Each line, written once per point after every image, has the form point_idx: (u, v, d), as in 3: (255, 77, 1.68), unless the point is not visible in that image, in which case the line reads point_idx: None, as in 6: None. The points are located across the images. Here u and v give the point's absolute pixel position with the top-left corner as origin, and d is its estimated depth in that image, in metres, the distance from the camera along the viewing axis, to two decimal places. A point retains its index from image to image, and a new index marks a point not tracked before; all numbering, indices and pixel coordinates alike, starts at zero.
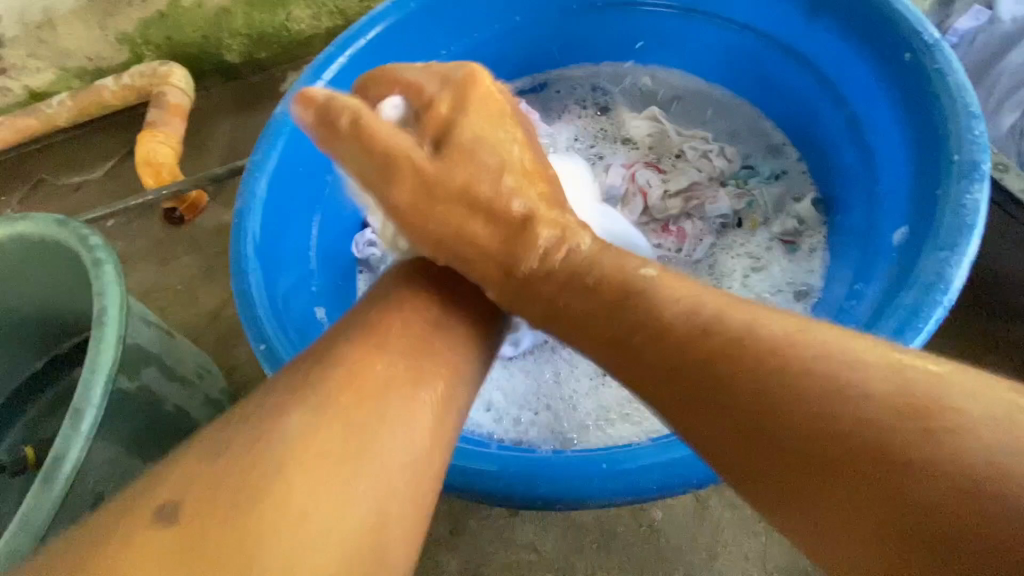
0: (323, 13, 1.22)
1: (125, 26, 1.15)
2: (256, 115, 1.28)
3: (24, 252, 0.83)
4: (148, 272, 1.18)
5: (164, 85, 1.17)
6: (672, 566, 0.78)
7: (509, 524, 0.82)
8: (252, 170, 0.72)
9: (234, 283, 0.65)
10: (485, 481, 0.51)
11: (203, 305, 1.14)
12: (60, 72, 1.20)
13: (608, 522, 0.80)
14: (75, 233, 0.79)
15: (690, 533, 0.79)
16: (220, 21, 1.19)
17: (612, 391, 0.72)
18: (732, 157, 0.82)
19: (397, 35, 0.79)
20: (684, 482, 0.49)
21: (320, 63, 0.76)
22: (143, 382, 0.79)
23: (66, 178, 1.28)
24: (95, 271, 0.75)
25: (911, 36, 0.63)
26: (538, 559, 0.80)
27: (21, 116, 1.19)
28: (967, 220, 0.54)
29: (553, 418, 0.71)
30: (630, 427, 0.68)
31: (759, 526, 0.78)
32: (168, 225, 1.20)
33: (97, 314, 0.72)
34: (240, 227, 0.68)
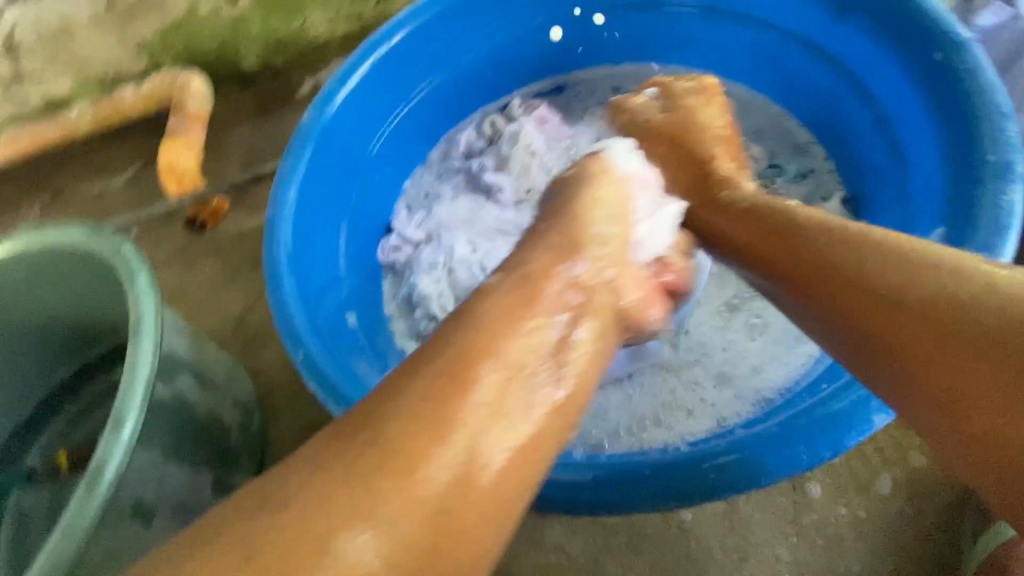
0: (339, 18, 1.23)
1: (146, 35, 1.18)
2: (274, 121, 1.29)
3: (58, 262, 0.84)
4: (172, 278, 1.20)
5: (184, 93, 1.19)
6: (702, 567, 0.78)
7: (538, 526, 0.83)
8: (281, 178, 0.72)
9: (268, 291, 0.66)
10: (524, 488, 0.51)
11: (226, 310, 1.15)
12: (82, 82, 1.22)
13: (637, 523, 0.81)
14: (107, 243, 0.80)
15: (720, 534, 0.79)
16: (238, 28, 1.20)
17: (644, 395, 0.72)
18: (757, 156, 0.82)
19: (420, 41, 0.80)
20: (727, 489, 0.49)
21: (345, 71, 0.76)
22: (177, 388, 0.80)
23: (89, 187, 1.30)
24: (129, 281, 0.76)
25: (942, 35, 0.63)
26: (568, 561, 0.81)
27: (46, 127, 1.21)
28: (1004, 221, 0.54)
29: (582, 423, 0.71)
30: (664, 432, 0.68)
31: (790, 527, 0.78)
32: (191, 232, 1.22)
33: (133, 324, 0.73)
34: (272, 234, 0.69)
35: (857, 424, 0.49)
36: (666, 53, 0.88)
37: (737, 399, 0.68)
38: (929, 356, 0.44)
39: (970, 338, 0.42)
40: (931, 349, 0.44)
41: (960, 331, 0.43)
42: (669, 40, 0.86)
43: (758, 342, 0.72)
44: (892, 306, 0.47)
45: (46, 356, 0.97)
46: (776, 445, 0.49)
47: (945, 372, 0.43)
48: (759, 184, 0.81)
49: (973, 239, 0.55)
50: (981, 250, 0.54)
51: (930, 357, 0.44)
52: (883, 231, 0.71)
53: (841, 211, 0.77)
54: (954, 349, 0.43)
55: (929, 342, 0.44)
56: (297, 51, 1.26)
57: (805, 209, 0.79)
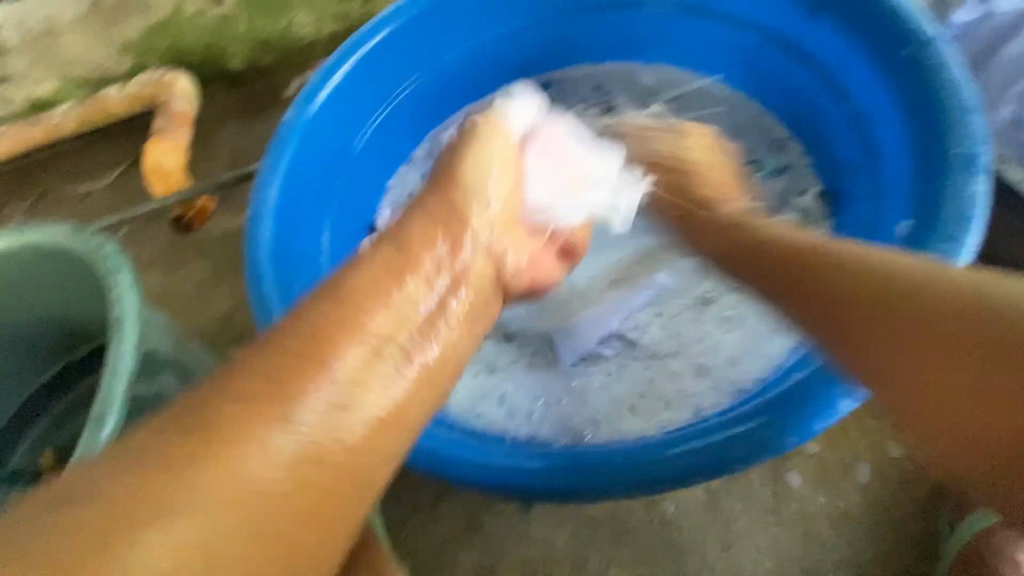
0: (325, 18, 1.23)
1: (130, 35, 1.18)
2: (260, 121, 1.29)
3: (40, 262, 0.84)
4: (158, 279, 1.19)
5: (169, 93, 1.19)
6: (685, 557, 0.79)
7: (524, 520, 0.83)
8: (264, 176, 0.73)
9: (250, 288, 0.67)
10: (503, 475, 0.53)
11: (213, 310, 1.15)
12: (65, 82, 1.21)
13: (621, 516, 0.81)
14: (89, 242, 0.80)
15: (703, 525, 0.80)
16: (223, 28, 1.20)
17: (623, 385, 0.73)
18: (737, 152, 0.83)
19: (401, 40, 0.80)
20: (699, 473, 0.50)
21: (327, 70, 0.77)
22: (159, 387, 0.80)
23: (74, 188, 1.29)
24: (111, 279, 0.76)
25: (909, 32, 0.65)
26: (553, 554, 0.81)
27: (29, 128, 1.20)
28: (966, 212, 0.56)
29: (563, 414, 0.72)
30: (643, 421, 0.69)
31: (770, 516, 0.79)
32: (177, 232, 1.21)
33: (115, 320, 0.73)
34: (253, 232, 0.70)
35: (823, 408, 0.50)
36: (647, 52, 0.89)
37: (714, 389, 0.69)
38: (964, 387, 0.46)
39: None
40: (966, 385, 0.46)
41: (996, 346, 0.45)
42: (648, 38, 0.87)
43: (735, 333, 0.73)
44: (916, 332, 0.49)
45: (29, 357, 0.96)
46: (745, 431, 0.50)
47: (974, 381, 0.45)
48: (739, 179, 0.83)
49: (938, 229, 0.58)
50: (943, 240, 0.56)
51: (962, 387, 0.46)
52: (857, 223, 0.73)
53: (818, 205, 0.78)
54: (1008, 375, 0.44)
55: (943, 371, 0.47)
56: (283, 51, 1.26)
57: (781, 203, 0.81)
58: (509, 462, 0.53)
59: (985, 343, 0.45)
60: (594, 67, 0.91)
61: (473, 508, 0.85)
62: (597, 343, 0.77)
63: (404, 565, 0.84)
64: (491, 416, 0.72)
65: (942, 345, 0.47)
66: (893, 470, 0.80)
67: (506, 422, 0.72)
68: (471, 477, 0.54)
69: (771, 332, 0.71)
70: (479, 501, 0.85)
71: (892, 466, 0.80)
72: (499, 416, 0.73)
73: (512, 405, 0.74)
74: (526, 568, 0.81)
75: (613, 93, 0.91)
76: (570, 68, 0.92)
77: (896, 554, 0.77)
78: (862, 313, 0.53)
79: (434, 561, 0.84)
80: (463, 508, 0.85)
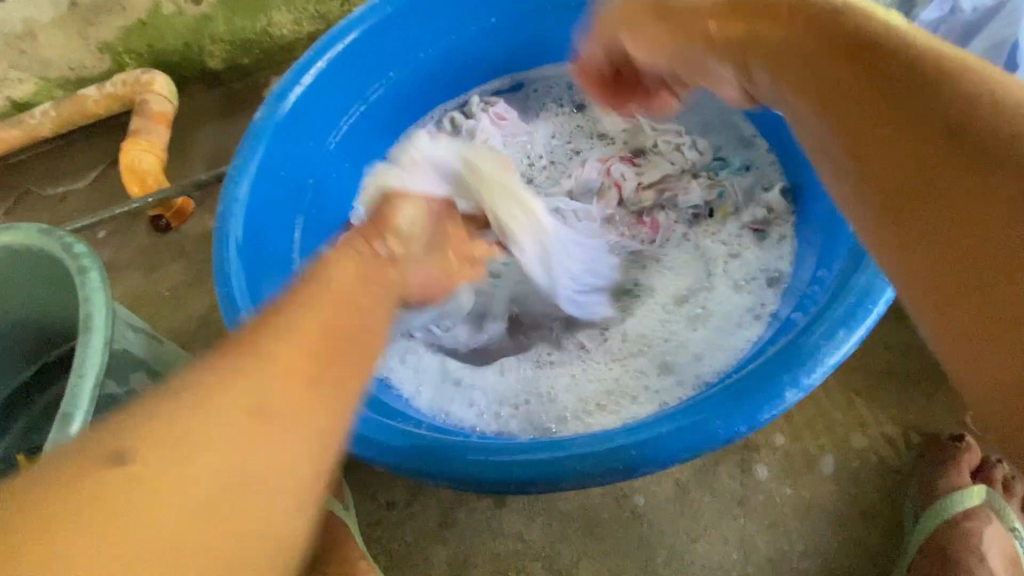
0: (304, 17, 1.23)
1: (107, 35, 1.17)
2: (240, 121, 1.29)
3: (11, 262, 0.84)
4: (136, 279, 1.19)
5: (147, 93, 1.18)
6: (655, 550, 0.80)
7: (496, 514, 0.84)
8: (234, 175, 0.73)
9: (217, 286, 0.67)
10: (463, 470, 0.54)
11: (191, 310, 1.15)
12: (42, 82, 1.20)
13: (592, 510, 0.82)
14: (60, 242, 0.80)
15: (672, 518, 0.81)
16: (201, 28, 1.20)
17: (589, 381, 0.74)
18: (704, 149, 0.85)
19: (374, 38, 0.81)
20: (652, 461, 0.51)
21: (299, 67, 0.77)
22: (131, 387, 0.80)
23: (51, 189, 1.28)
24: (81, 278, 0.76)
25: None
26: (525, 548, 0.82)
27: (5, 129, 1.19)
28: None
29: (531, 409, 0.73)
30: (609, 415, 0.70)
31: (739, 508, 0.80)
32: (155, 232, 1.21)
33: (84, 320, 0.73)
34: (223, 231, 0.70)
35: (771, 400, 0.51)
36: None
37: (678, 383, 0.70)
38: (945, 220, 0.36)
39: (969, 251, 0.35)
40: (952, 221, 0.36)
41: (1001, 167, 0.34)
42: None
43: (698, 330, 0.74)
44: (936, 139, 0.37)
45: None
46: (695, 421, 0.51)
47: (956, 204, 0.36)
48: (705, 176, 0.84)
49: None
50: None
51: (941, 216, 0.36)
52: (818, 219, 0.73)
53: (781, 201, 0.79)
54: (994, 218, 0.34)
55: (930, 204, 0.37)
56: (263, 51, 1.26)
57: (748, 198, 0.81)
58: (468, 454, 0.54)
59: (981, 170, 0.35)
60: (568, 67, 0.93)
61: (447, 503, 0.86)
62: (564, 341, 0.78)
63: (378, 562, 0.84)
64: (461, 414, 0.73)
65: (947, 158, 0.36)
66: (859, 461, 0.82)
67: (476, 420, 0.73)
68: (430, 471, 0.55)
69: (734, 326, 0.73)
70: (453, 497, 0.86)
71: (856, 457, 0.82)
72: (469, 415, 0.73)
73: (482, 403, 0.74)
74: (499, 562, 0.82)
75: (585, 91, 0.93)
76: (544, 67, 0.94)
77: (861, 544, 0.78)
78: (872, 108, 0.42)
79: (407, 556, 0.85)
80: (436, 504, 0.86)
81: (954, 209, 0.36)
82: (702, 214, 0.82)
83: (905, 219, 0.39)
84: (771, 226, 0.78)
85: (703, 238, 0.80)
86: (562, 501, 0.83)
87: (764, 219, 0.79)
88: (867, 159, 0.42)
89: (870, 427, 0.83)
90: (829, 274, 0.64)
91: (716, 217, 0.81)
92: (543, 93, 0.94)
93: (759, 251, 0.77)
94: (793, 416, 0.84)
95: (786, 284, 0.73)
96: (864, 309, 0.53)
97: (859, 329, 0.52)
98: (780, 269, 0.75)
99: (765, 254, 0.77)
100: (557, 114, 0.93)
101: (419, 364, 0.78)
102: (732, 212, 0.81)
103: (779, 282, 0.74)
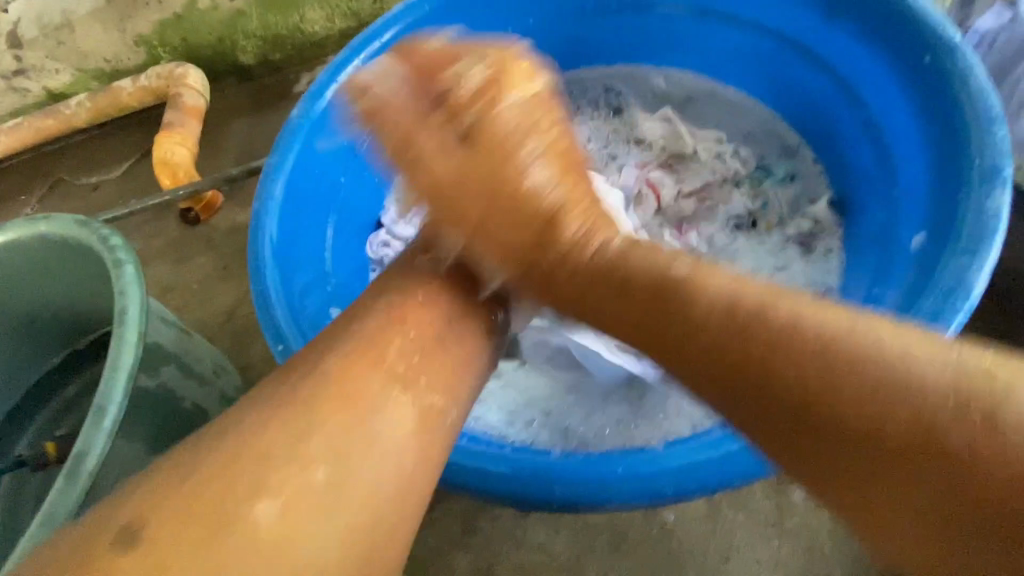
0: (336, 14, 1.21)
1: (142, 28, 1.16)
2: (271, 116, 1.26)
3: (44, 253, 0.83)
4: (163, 270, 1.14)
5: (180, 87, 1.17)
6: (684, 568, 0.78)
7: (519, 524, 0.83)
8: (269, 173, 0.73)
9: (252, 284, 0.67)
10: (504, 483, 0.53)
11: (219, 303, 1.10)
12: (78, 73, 1.20)
13: (620, 523, 0.80)
14: (95, 233, 0.79)
15: (702, 535, 0.79)
16: (234, 23, 1.19)
17: (623, 396, 0.73)
18: (745, 159, 0.84)
19: (416, 33, 0.81)
20: (700, 484, 0.51)
21: (336, 66, 0.78)
22: (162, 380, 0.77)
23: (83, 178, 1.28)
24: (117, 271, 0.75)
25: (932, 39, 0.64)
26: (549, 560, 0.81)
27: (44, 119, 1.20)
28: (991, 224, 0.54)
29: (565, 422, 0.72)
30: (649, 429, 0.69)
31: (773, 529, 0.78)
32: (183, 224, 1.17)
33: (117, 315, 0.72)
34: (259, 229, 0.70)
35: None
36: (658, 55, 0.88)
37: None
38: (916, 536, 0.45)
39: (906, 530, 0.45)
40: (895, 514, 0.45)
41: (883, 461, 0.44)
42: (662, 42, 0.87)
43: None
44: (828, 450, 0.46)
45: (30, 349, 0.93)
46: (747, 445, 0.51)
47: (921, 510, 0.44)
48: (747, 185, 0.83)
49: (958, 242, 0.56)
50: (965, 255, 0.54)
51: (892, 503, 0.45)
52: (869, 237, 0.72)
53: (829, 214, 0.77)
54: (930, 491, 0.43)
55: (901, 510, 0.45)
56: (294, 47, 1.25)
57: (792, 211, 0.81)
58: (509, 470, 0.54)
59: (857, 447, 0.45)
60: (603, 68, 0.90)
61: (471, 509, 0.84)
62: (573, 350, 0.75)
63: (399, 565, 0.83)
64: (490, 419, 0.72)
65: (825, 427, 0.46)
66: None
67: (507, 428, 0.71)
68: (472, 483, 0.54)
69: None
70: (478, 503, 0.85)
71: None
72: (499, 420, 0.72)
73: (513, 410, 0.74)
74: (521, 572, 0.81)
75: (622, 95, 0.91)
76: (579, 68, 0.91)
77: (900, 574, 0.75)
78: (758, 375, 0.49)
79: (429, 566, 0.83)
80: (460, 510, 0.85)
81: (883, 525, 0.46)
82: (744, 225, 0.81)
83: (872, 489, 0.45)
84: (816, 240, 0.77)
85: (744, 249, 0.79)
86: (589, 512, 0.82)
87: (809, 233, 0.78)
88: (732, 395, 0.51)
89: None
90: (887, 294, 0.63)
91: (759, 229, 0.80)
92: (578, 95, 0.92)
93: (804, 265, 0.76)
94: None
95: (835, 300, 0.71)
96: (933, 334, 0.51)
97: None
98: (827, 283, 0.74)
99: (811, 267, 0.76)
100: (592, 117, 0.90)
101: None
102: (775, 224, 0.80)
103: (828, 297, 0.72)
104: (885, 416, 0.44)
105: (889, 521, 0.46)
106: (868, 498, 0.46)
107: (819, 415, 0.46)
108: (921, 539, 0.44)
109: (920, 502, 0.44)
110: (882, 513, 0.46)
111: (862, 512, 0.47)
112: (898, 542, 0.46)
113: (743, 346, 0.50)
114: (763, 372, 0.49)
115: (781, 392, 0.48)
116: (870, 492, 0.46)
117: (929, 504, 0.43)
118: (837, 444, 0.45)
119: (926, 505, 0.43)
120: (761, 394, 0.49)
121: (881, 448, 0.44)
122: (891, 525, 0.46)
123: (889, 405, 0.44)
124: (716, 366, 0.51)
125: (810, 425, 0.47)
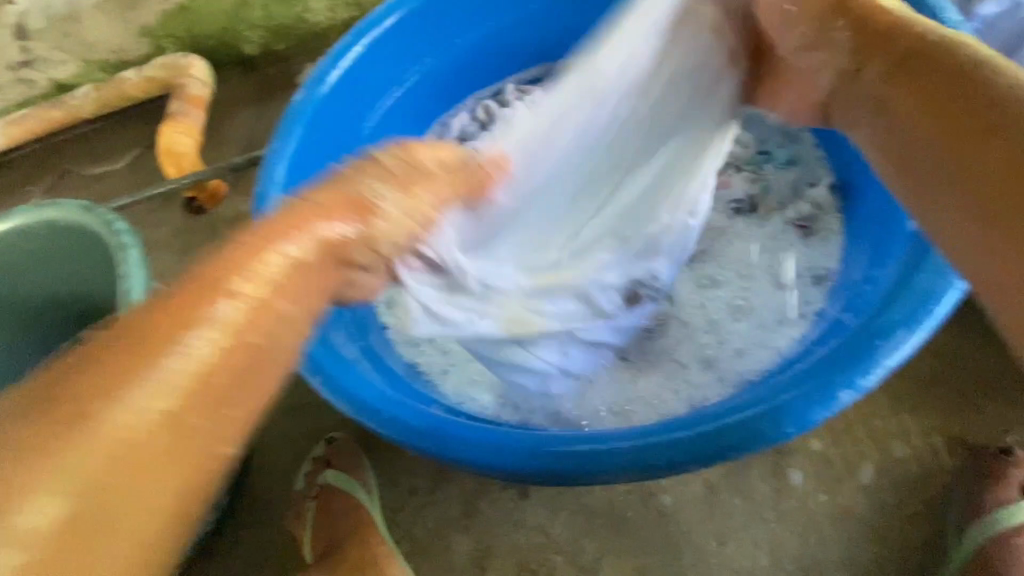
0: (339, 4, 1.22)
1: (146, 18, 1.18)
2: (274, 105, 1.26)
3: (53, 238, 0.85)
4: (168, 258, 1.15)
5: (184, 76, 1.18)
6: (682, 551, 0.78)
7: (519, 507, 0.83)
8: (271, 156, 0.74)
9: None
10: (497, 457, 0.53)
11: None
12: (84, 64, 1.21)
13: (618, 507, 0.81)
14: (101, 218, 0.80)
15: (700, 518, 0.79)
16: (237, 13, 1.20)
17: (619, 377, 0.74)
18: (746, 143, 0.84)
19: (419, 18, 0.82)
20: (693, 458, 0.50)
21: (338, 51, 0.78)
22: None
23: (89, 168, 1.29)
24: (119, 255, 0.76)
25: (931, 21, 0.64)
26: (548, 542, 0.81)
27: (49, 109, 1.21)
28: None
29: (561, 405, 0.74)
30: (647, 410, 0.71)
31: (771, 513, 0.78)
32: (187, 214, 1.18)
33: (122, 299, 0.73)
34: (260, 212, 0.70)
35: (823, 399, 0.50)
36: None
37: (719, 381, 0.70)
38: (988, 159, 0.50)
39: (988, 165, 0.50)
40: (987, 177, 0.49)
41: (974, 111, 0.52)
42: None
43: (743, 324, 0.74)
44: (931, 120, 0.55)
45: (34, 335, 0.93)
46: (740, 418, 0.50)
47: (1003, 150, 0.49)
48: (748, 169, 0.82)
49: None
50: None
51: (966, 198, 0.51)
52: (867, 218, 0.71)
53: (828, 197, 0.77)
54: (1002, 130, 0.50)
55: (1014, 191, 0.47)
56: (297, 37, 1.25)
57: (793, 193, 0.80)
58: (503, 444, 0.54)
59: (968, 96, 0.53)
60: None
61: (471, 493, 0.85)
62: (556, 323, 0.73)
63: (400, 548, 0.84)
64: (487, 401, 0.75)
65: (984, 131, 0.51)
66: (899, 471, 0.79)
67: (504, 409, 0.74)
68: (466, 459, 0.54)
69: (777, 324, 0.72)
70: (478, 487, 0.85)
71: (897, 467, 0.79)
72: (496, 402, 0.74)
73: (510, 391, 0.75)
74: (521, 555, 0.81)
75: None
76: None
77: (897, 556, 0.75)
78: (947, 124, 0.53)
79: (430, 549, 0.84)
80: (460, 494, 0.85)
81: (983, 193, 0.49)
82: (743, 209, 0.80)
83: (1005, 198, 0.48)
84: (816, 223, 0.77)
85: (742, 234, 0.79)
86: (588, 496, 0.82)
87: (809, 216, 0.78)
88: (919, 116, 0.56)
89: (911, 437, 0.80)
90: (882, 272, 0.62)
91: (759, 213, 0.79)
92: None
93: (803, 249, 0.76)
94: (831, 420, 0.81)
95: (832, 283, 0.72)
96: (923, 314, 0.52)
97: (920, 330, 0.51)
98: (827, 266, 0.74)
99: (810, 251, 0.76)
100: None
101: (447, 351, 0.78)
102: (776, 208, 0.79)
103: (825, 281, 0.73)
104: (986, 102, 0.51)
105: (1008, 196, 0.48)
106: (983, 165, 0.50)
107: (964, 141, 0.52)
108: (984, 194, 0.49)
109: (987, 158, 0.50)
110: (985, 145, 0.50)
111: (967, 196, 0.50)
112: (968, 191, 0.51)
113: (883, 94, 0.60)
114: (950, 79, 0.55)
115: (960, 104, 0.53)
116: (969, 156, 0.51)
117: (987, 154, 0.50)
118: (981, 144, 0.50)
119: (998, 145, 0.50)
120: (951, 105, 0.54)
121: (977, 97, 0.52)
122: (966, 140, 0.51)
123: (1001, 92, 0.51)
124: (915, 108, 0.56)
125: (972, 147, 0.51)
